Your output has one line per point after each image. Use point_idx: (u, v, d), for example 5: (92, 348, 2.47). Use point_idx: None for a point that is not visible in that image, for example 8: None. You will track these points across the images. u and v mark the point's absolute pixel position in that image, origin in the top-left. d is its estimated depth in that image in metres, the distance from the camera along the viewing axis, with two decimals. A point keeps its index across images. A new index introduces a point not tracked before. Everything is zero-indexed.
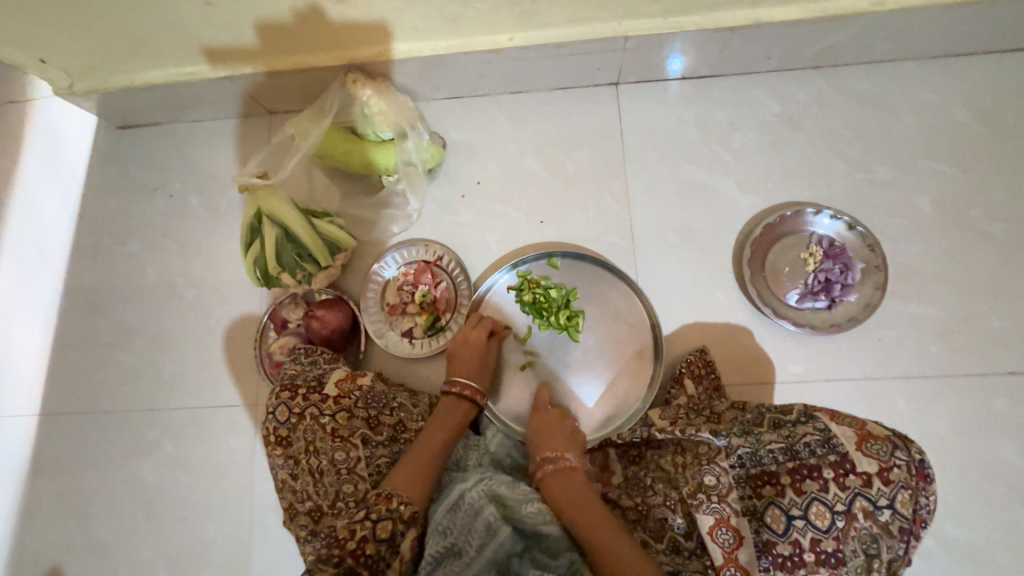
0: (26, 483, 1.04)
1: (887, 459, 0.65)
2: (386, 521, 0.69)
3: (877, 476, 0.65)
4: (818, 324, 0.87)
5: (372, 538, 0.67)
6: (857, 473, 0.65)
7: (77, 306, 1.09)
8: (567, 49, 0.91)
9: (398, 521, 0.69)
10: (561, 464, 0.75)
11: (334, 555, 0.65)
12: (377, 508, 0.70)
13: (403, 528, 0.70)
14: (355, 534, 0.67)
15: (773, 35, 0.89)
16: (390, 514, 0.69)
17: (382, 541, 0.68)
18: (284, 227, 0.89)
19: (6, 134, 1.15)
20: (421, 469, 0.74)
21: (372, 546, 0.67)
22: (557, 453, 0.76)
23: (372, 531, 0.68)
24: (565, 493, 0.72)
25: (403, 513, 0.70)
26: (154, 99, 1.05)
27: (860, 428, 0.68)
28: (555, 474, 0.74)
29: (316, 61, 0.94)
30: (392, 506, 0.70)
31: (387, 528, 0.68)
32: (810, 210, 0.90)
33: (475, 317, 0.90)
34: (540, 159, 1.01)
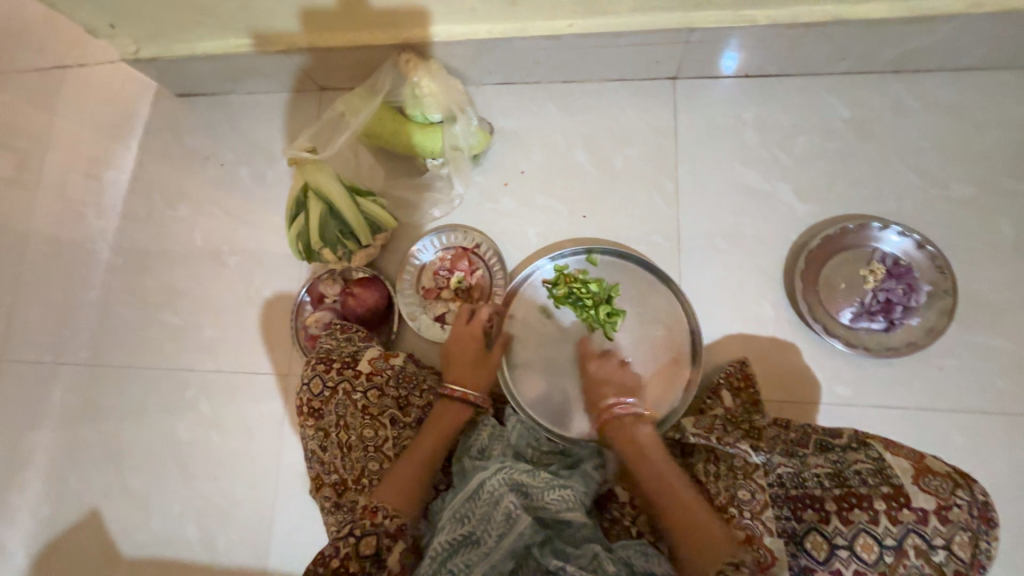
0: (73, 426, 1.10)
1: (948, 497, 0.62)
2: (370, 537, 0.68)
3: (935, 514, 0.61)
4: (872, 346, 0.82)
5: (355, 556, 0.67)
6: (912, 508, 0.62)
7: (129, 264, 1.14)
8: (628, 39, 0.87)
9: (381, 536, 0.68)
10: (628, 410, 0.73)
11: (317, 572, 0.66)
12: (361, 523, 0.69)
13: (388, 543, 0.68)
14: (339, 550, 0.67)
15: (850, 34, 0.83)
16: (374, 528, 0.69)
17: (366, 559, 0.67)
18: (329, 203, 0.89)
19: (76, 95, 1.21)
20: (408, 475, 0.73)
21: (357, 564, 0.67)
22: (623, 397, 0.75)
23: (353, 549, 0.68)
24: (633, 445, 0.70)
25: (388, 526, 0.69)
26: (212, 69, 1.07)
27: (917, 461, 0.64)
28: (618, 419, 0.73)
29: (370, 37, 0.93)
30: (376, 520, 0.69)
31: (370, 545, 0.68)
32: (876, 225, 0.84)
33: (466, 313, 0.88)
34: (588, 152, 0.98)
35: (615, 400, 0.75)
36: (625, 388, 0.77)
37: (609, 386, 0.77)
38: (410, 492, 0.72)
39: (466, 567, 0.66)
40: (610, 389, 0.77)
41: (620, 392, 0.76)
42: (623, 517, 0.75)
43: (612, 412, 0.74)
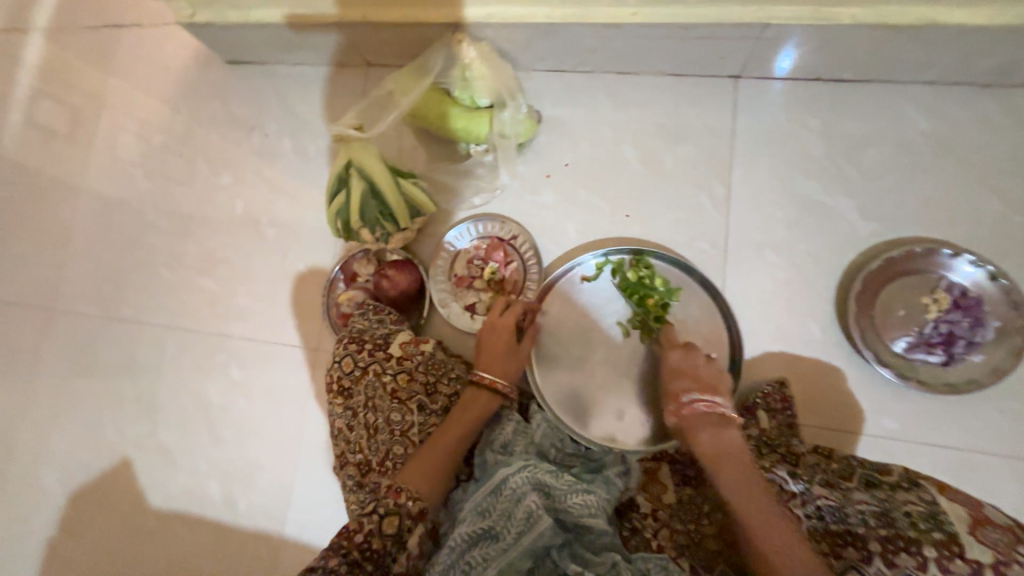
0: (112, 378, 1.15)
1: (1007, 552, 0.57)
2: (393, 518, 0.68)
3: (991, 568, 0.56)
4: (926, 379, 0.77)
5: (378, 534, 0.67)
6: (966, 559, 0.57)
7: (172, 227, 1.17)
8: (695, 31, 0.82)
9: (404, 517, 0.68)
10: (713, 408, 0.70)
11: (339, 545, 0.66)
12: (385, 502, 0.69)
13: (410, 524, 0.68)
14: (362, 526, 0.68)
15: (943, 41, 0.76)
16: (398, 508, 0.69)
17: (388, 537, 0.67)
18: (371, 182, 0.88)
19: (131, 55, 1.23)
20: (434, 459, 0.73)
21: (378, 541, 0.67)
22: (709, 394, 0.72)
23: (375, 526, 0.68)
24: (716, 446, 0.67)
25: (411, 508, 0.69)
26: (263, 38, 1.07)
27: (975, 510, 0.61)
28: (699, 414, 0.71)
29: (424, 14, 0.91)
30: (399, 501, 0.69)
31: (393, 524, 0.68)
32: (947, 251, 0.78)
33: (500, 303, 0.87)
34: (638, 149, 0.94)
35: (699, 395, 0.72)
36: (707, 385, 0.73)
37: (691, 381, 0.73)
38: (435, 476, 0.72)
39: (484, 561, 0.66)
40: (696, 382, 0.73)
41: (706, 388, 0.73)
42: (644, 528, 0.74)
43: (697, 408, 0.70)
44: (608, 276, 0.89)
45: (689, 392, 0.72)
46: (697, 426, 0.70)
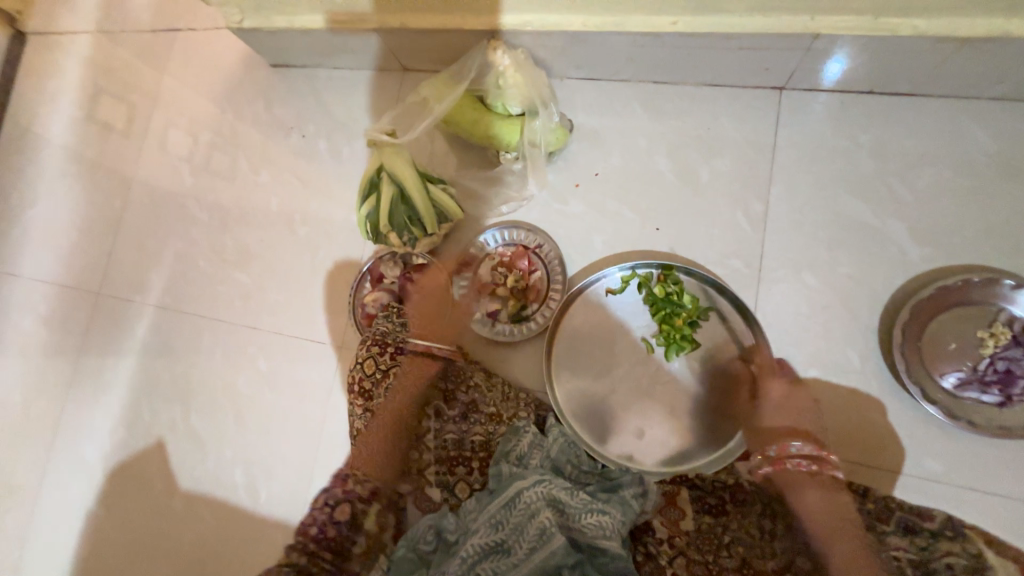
0: (151, 361, 1.21)
1: None
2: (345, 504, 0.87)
3: None
4: (978, 421, 0.71)
5: (334, 526, 0.85)
6: None
7: (212, 221, 1.23)
8: (737, 41, 0.79)
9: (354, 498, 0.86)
10: (823, 469, 0.73)
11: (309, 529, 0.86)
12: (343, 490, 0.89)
13: (362, 508, 0.84)
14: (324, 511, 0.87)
15: (1015, 54, 0.70)
16: (349, 497, 0.87)
17: (342, 527, 0.84)
18: (401, 187, 0.89)
19: (184, 57, 1.30)
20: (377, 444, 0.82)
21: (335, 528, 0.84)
22: (820, 453, 0.74)
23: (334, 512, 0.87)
24: (821, 508, 0.71)
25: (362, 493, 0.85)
26: (305, 43, 1.10)
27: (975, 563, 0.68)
28: (801, 471, 0.73)
29: (461, 21, 0.91)
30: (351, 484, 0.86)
31: (344, 512, 0.86)
32: (1008, 282, 0.72)
33: (435, 261, 0.95)
34: (671, 160, 0.92)
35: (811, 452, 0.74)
36: (810, 434, 0.75)
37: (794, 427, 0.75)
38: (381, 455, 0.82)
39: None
40: (806, 434, 0.75)
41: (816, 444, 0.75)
42: (659, 555, 0.70)
43: (805, 465, 0.73)
44: (634, 289, 0.87)
45: (798, 444, 0.74)
46: (798, 485, 0.73)
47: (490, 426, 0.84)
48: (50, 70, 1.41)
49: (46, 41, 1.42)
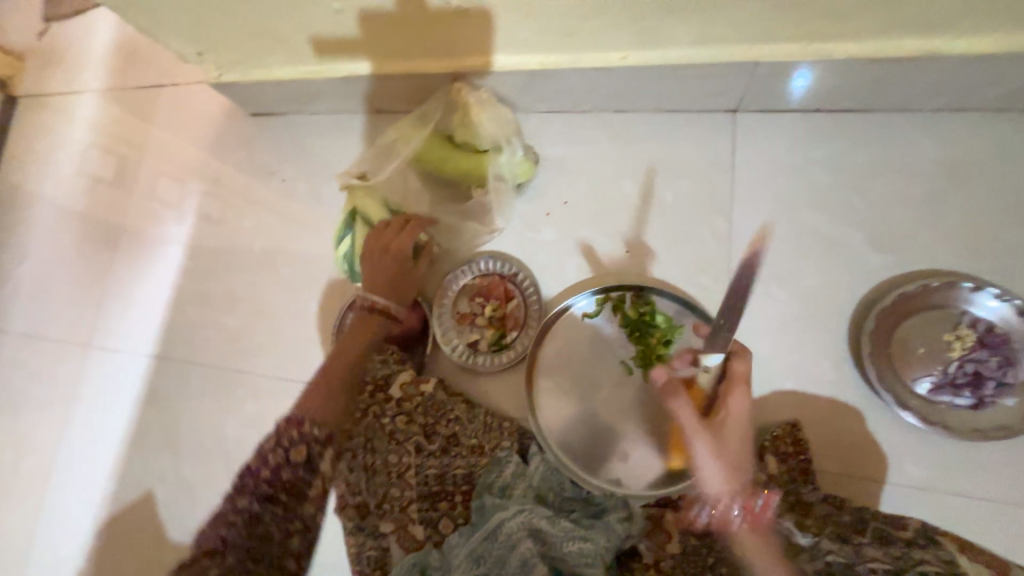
0: (140, 410, 1.21)
1: None
2: (301, 445, 0.72)
3: None
4: (953, 424, 0.72)
5: (288, 464, 0.71)
6: None
7: (198, 267, 1.25)
8: (686, 70, 0.83)
9: (312, 443, 0.72)
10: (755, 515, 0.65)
11: (248, 484, 0.70)
12: (288, 433, 0.72)
13: (319, 449, 0.73)
14: (272, 458, 0.71)
15: (946, 69, 0.74)
16: (303, 437, 0.73)
17: (299, 466, 0.71)
18: (374, 228, 0.95)
19: (168, 112, 1.35)
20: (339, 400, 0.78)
21: (291, 471, 0.71)
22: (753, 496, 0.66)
23: (287, 455, 0.71)
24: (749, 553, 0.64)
25: (316, 434, 0.73)
26: (282, 92, 1.15)
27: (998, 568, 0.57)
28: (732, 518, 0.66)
29: (425, 66, 0.95)
30: (303, 430, 0.72)
31: (300, 452, 0.72)
32: (966, 285, 0.74)
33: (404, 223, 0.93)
34: (636, 184, 0.95)
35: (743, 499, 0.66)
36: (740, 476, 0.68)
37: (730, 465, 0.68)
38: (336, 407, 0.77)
39: None
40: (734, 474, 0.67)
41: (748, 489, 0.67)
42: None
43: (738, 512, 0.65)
44: (609, 312, 0.88)
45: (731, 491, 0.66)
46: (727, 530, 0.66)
47: (471, 458, 0.84)
48: (39, 131, 1.46)
49: (35, 105, 1.48)
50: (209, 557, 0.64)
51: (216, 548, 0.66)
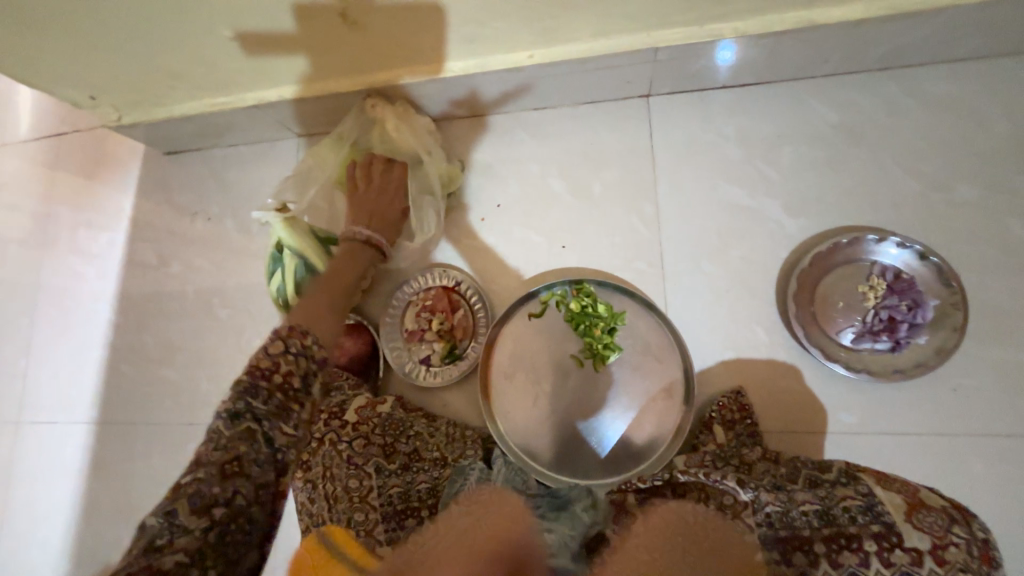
0: (86, 481, 1.14)
1: (942, 534, 0.57)
2: (301, 358, 0.60)
3: (930, 555, 0.56)
4: (876, 369, 0.77)
5: (293, 375, 0.58)
6: (905, 549, 0.56)
7: (129, 322, 1.18)
8: (592, 63, 0.84)
9: (313, 359, 0.60)
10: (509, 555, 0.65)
11: (262, 391, 0.56)
12: (290, 342, 0.60)
13: (316, 368, 0.61)
14: (279, 368, 0.58)
15: (828, 37, 0.78)
16: (304, 350, 0.60)
17: (300, 381, 0.58)
18: (303, 259, 0.89)
19: (71, 162, 1.26)
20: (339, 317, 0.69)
21: (297, 380, 0.58)
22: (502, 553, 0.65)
23: (290, 366, 0.58)
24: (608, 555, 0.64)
25: (316, 351, 0.61)
26: (191, 128, 1.09)
27: (910, 496, 0.60)
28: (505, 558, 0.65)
29: (335, 86, 0.93)
30: (305, 342, 0.61)
31: (303, 362, 0.59)
32: (871, 238, 0.80)
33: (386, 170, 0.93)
34: (564, 180, 0.95)
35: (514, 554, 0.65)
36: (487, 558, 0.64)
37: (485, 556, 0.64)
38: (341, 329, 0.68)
39: None
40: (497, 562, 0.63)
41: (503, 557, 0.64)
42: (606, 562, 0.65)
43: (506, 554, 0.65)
44: (553, 308, 0.89)
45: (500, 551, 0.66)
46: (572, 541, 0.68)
47: (435, 471, 0.82)
48: None
49: None
50: (225, 480, 0.52)
51: (234, 468, 0.53)
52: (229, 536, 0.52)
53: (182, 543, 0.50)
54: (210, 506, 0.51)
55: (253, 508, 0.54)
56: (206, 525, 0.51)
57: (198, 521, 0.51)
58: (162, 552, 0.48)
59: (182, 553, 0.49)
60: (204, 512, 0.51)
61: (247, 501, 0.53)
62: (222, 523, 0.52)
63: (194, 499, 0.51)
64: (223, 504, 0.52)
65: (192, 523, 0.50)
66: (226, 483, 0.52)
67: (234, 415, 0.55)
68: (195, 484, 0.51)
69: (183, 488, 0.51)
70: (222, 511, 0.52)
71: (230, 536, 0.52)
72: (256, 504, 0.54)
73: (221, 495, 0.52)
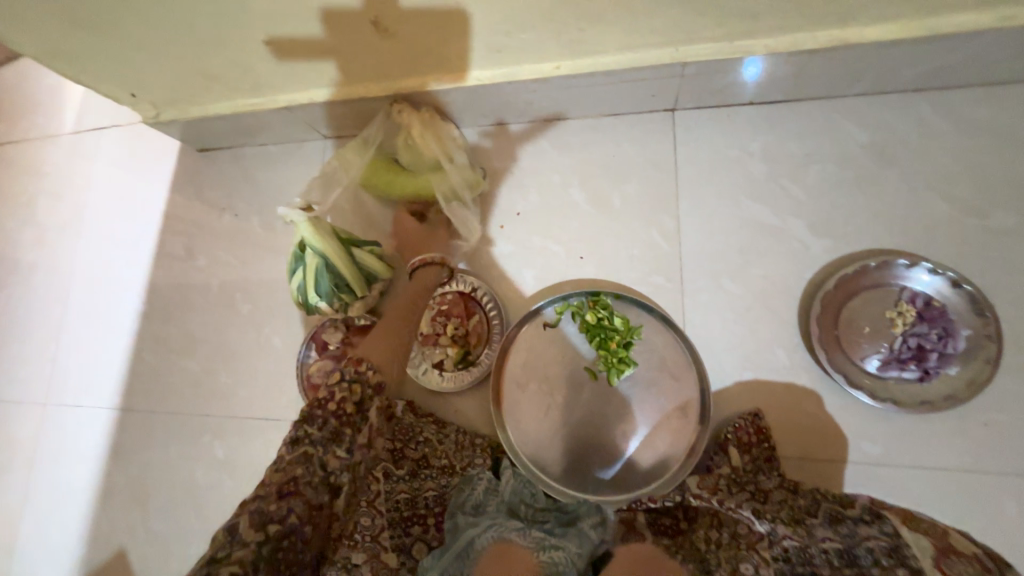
0: (105, 465, 1.17)
1: None
2: (353, 386, 0.69)
3: None
4: (902, 398, 0.75)
5: (348, 399, 0.68)
6: None
7: (154, 312, 1.22)
8: (617, 76, 0.84)
9: (365, 385, 0.70)
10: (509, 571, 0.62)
11: (318, 417, 0.66)
12: (346, 371, 0.70)
13: (370, 392, 0.70)
14: (333, 396, 0.68)
15: (862, 56, 0.76)
16: (358, 375, 0.70)
17: (353, 405, 0.68)
18: (324, 258, 0.89)
19: (110, 155, 1.31)
20: (392, 341, 0.79)
21: (350, 406, 0.68)
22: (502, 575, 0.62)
23: (345, 393, 0.69)
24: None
25: (370, 376, 0.70)
26: (224, 127, 1.13)
27: (938, 539, 0.55)
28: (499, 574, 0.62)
29: (364, 91, 0.95)
30: (359, 369, 0.70)
31: (355, 390, 0.69)
32: (902, 262, 0.78)
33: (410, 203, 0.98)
34: (585, 191, 0.95)
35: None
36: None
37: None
38: (391, 355, 0.77)
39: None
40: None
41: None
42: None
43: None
44: (569, 319, 0.88)
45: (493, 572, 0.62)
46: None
47: (443, 479, 0.82)
48: None
49: None
50: (281, 502, 0.60)
51: (290, 486, 0.61)
52: (283, 552, 0.58)
53: (239, 554, 0.55)
54: (267, 521, 0.58)
55: (303, 527, 0.61)
56: (262, 539, 0.57)
57: (255, 536, 0.57)
58: (222, 563, 0.54)
59: (238, 564, 0.55)
60: (261, 528, 0.57)
61: (300, 519, 0.60)
62: (274, 541, 0.58)
63: (253, 515, 0.58)
64: (276, 522, 0.59)
65: (249, 538, 0.57)
66: (281, 501, 0.60)
67: (295, 438, 0.65)
68: (256, 503, 0.59)
69: (245, 507, 0.59)
70: (276, 528, 0.58)
71: (281, 554, 0.58)
72: (310, 523, 0.61)
73: (276, 513, 0.59)
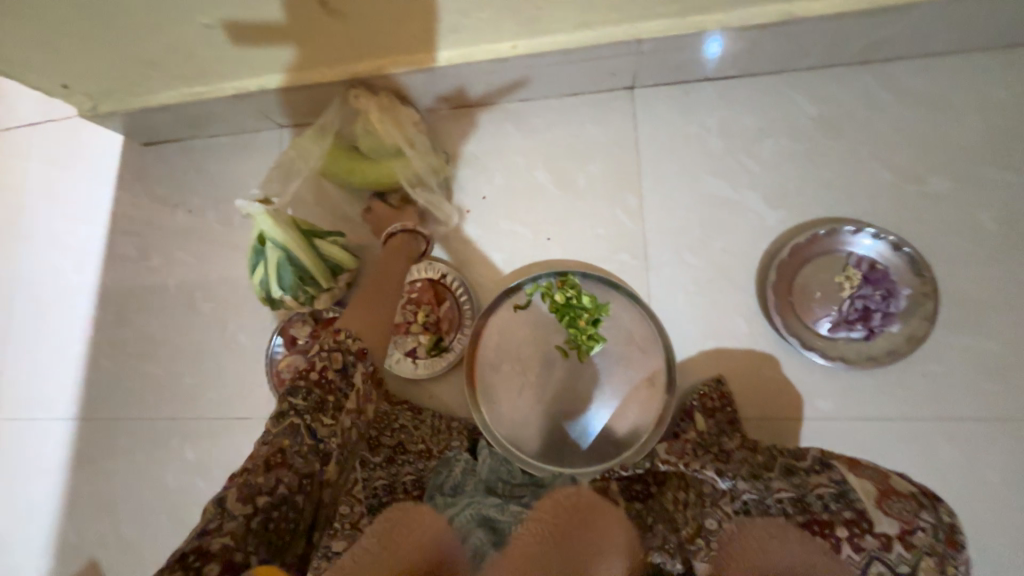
0: (67, 478, 1.12)
1: (911, 519, 0.57)
2: (336, 354, 0.68)
3: (899, 540, 0.56)
4: (851, 357, 0.79)
5: (330, 368, 0.66)
6: (875, 533, 0.57)
7: (109, 317, 1.16)
8: (575, 55, 0.84)
9: (347, 352, 0.68)
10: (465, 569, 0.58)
11: (302, 388, 0.65)
12: (326, 340, 0.69)
13: (353, 359, 0.68)
14: (314, 365, 0.66)
15: (808, 30, 0.79)
16: (339, 344, 0.69)
17: (335, 372, 0.67)
18: (286, 251, 0.86)
19: (45, 152, 1.23)
20: (377, 310, 0.78)
21: (332, 374, 0.66)
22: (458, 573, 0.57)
23: (326, 362, 0.67)
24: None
25: (351, 344, 0.69)
26: (170, 118, 1.07)
27: (881, 483, 0.61)
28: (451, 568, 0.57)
29: (318, 75, 0.91)
30: (339, 338, 0.69)
31: (336, 358, 0.67)
32: (848, 229, 0.82)
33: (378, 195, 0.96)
34: (549, 172, 0.96)
35: None
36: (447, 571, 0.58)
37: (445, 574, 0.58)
38: (376, 322, 0.76)
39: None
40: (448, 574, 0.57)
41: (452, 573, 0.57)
42: None
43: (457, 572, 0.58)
44: (538, 300, 0.89)
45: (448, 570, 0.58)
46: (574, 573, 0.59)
47: (420, 463, 0.82)
48: None
49: None
50: (269, 473, 0.59)
51: (277, 458, 0.61)
52: (273, 523, 0.59)
53: (230, 527, 0.56)
54: (255, 494, 0.58)
55: (293, 496, 0.61)
56: (251, 511, 0.57)
57: (243, 509, 0.57)
58: (213, 535, 0.55)
59: (228, 537, 0.55)
60: (249, 501, 0.57)
61: (290, 489, 0.60)
62: (263, 512, 0.58)
63: (241, 489, 0.58)
64: (265, 494, 0.59)
65: (238, 510, 0.57)
66: (269, 472, 0.60)
67: (280, 411, 0.64)
68: (243, 476, 0.59)
69: (234, 480, 0.59)
70: (265, 499, 0.58)
71: (272, 523, 0.59)
72: (300, 492, 0.61)
73: (265, 485, 0.59)
